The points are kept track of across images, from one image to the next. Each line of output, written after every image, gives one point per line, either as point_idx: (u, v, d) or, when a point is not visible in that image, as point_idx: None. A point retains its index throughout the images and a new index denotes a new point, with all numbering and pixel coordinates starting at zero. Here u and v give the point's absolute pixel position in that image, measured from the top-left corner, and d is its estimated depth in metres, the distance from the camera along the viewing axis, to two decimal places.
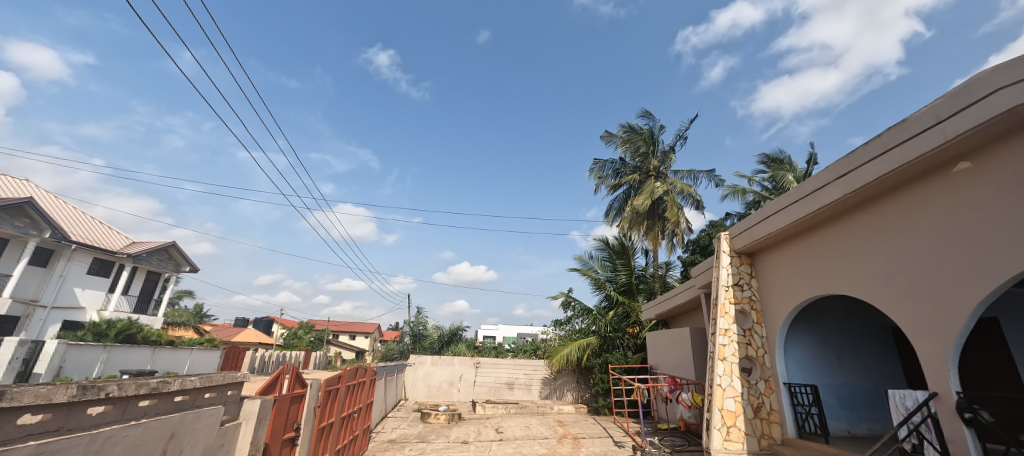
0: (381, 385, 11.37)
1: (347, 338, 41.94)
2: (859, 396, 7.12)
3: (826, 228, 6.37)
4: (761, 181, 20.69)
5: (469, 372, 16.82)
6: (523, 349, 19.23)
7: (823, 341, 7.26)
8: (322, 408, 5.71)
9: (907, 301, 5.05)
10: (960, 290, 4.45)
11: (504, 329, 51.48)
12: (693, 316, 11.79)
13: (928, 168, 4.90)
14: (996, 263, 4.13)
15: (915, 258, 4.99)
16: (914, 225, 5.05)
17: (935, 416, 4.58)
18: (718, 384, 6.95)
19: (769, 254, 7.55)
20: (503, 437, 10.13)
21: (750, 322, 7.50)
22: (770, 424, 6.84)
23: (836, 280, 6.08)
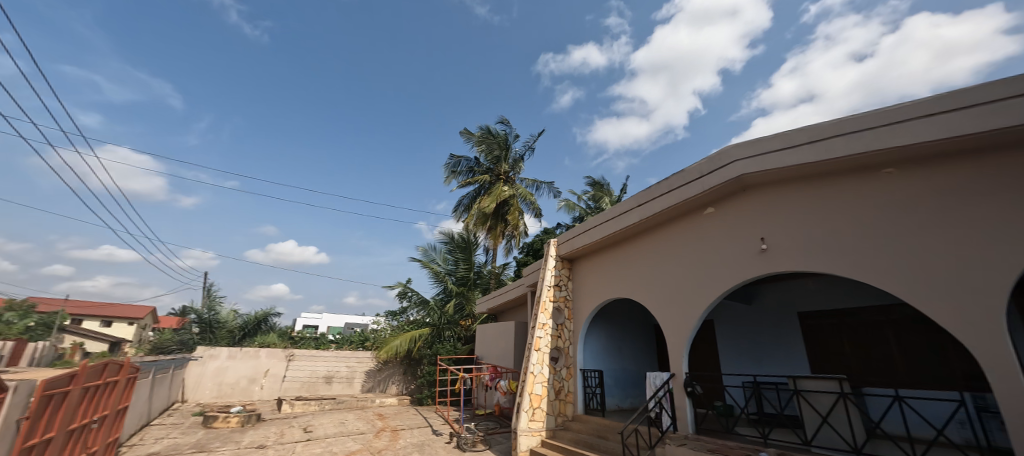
0: (144, 385, 8.80)
1: (94, 324, 31.08)
2: (629, 377, 9.11)
3: (624, 245, 7.95)
4: (585, 200, 24.48)
5: (278, 366, 14.60)
6: (347, 340, 17.75)
7: (611, 334, 9.06)
8: (31, 420, 4.06)
9: (667, 305, 6.73)
10: (697, 299, 6.21)
11: (329, 317, 46.76)
12: (519, 311, 13.03)
13: (690, 209, 6.66)
14: (718, 281, 5.93)
15: (675, 273, 6.72)
16: (677, 249, 6.78)
17: (671, 391, 6.22)
18: (531, 372, 7.88)
19: (583, 261, 8.97)
20: (311, 436, 9.17)
21: (562, 317, 8.74)
22: (566, 404, 8.11)
23: (626, 286, 7.66)
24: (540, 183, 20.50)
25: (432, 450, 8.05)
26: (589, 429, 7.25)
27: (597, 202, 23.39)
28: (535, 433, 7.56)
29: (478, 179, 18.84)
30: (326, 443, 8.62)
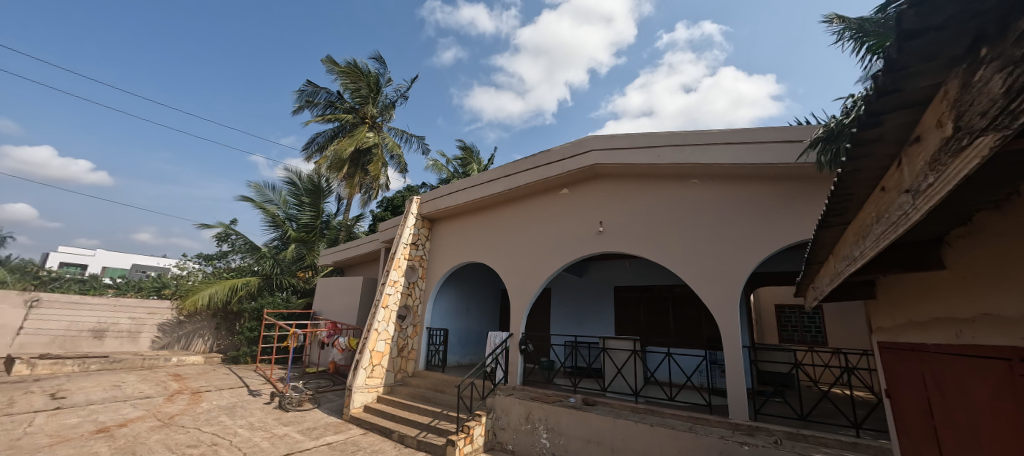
0: None
1: None
2: (472, 336, 9.66)
3: (486, 212, 8.16)
4: (455, 163, 24.29)
5: (8, 316, 10.47)
6: (131, 287, 13.85)
7: (460, 295, 9.37)
8: None
9: (515, 272, 7.26)
10: (542, 269, 6.85)
11: (105, 256, 35.80)
12: (369, 267, 12.28)
13: (549, 187, 7.21)
14: (561, 255, 6.66)
15: (527, 244, 7.25)
16: (532, 222, 7.31)
17: (507, 348, 6.83)
18: (375, 329, 7.59)
19: (444, 222, 8.89)
20: (59, 405, 6.99)
21: (415, 276, 8.58)
22: (408, 360, 8.13)
23: (481, 251, 7.94)
24: (409, 136, 19.30)
25: (244, 413, 7.08)
26: (428, 384, 7.45)
27: (465, 167, 23.45)
28: (372, 389, 7.39)
29: (338, 116, 16.58)
30: (84, 412, 6.69)
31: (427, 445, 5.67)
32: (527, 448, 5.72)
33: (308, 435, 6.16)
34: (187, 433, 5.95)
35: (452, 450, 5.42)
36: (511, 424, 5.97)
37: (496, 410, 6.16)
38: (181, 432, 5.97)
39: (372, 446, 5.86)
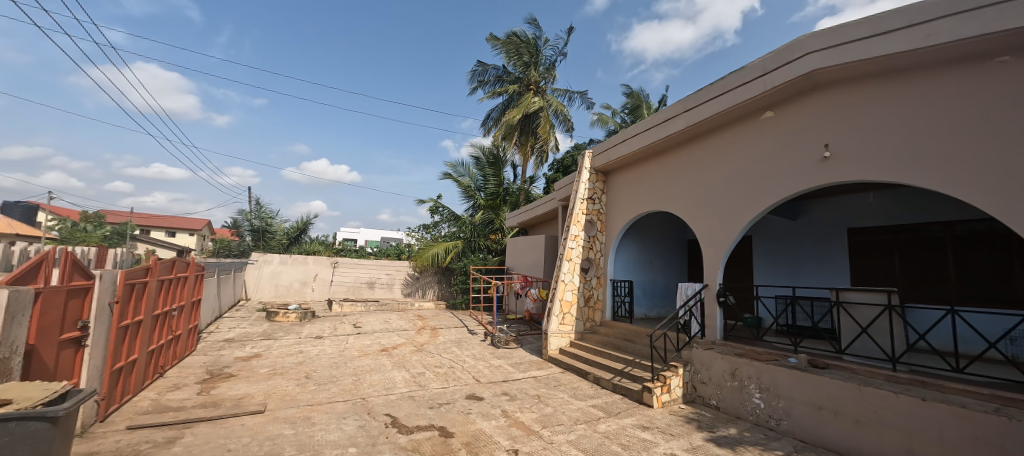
0: (212, 283, 9.82)
1: (163, 234, 34.45)
2: (658, 289, 9.26)
3: (665, 155, 7.46)
4: (621, 113, 22.98)
5: (325, 272, 15.92)
6: (384, 252, 18.68)
7: (642, 247, 9.04)
8: (122, 304, 4.60)
9: (705, 217, 6.49)
10: (740, 211, 5.88)
11: (367, 232, 49.41)
12: (549, 226, 13.09)
13: (746, 113, 6.00)
14: (765, 192, 5.56)
15: (719, 184, 6.31)
16: (724, 159, 6.30)
17: (702, 300, 6.27)
18: (562, 280, 8.13)
19: (619, 173, 8.59)
20: (361, 331, 10.22)
21: (594, 230, 8.69)
22: (595, 310, 8.45)
23: (662, 199, 7.38)
24: (572, 93, 19.16)
25: (469, 346, 8.81)
26: (616, 333, 7.61)
27: (633, 115, 21.90)
28: (565, 334, 8.07)
29: (506, 89, 17.70)
30: (374, 337, 9.61)
31: (623, 389, 5.86)
32: (735, 406, 5.23)
33: (517, 368, 7.23)
34: (434, 357, 7.83)
35: (649, 396, 5.44)
36: (713, 379, 5.55)
37: (693, 363, 5.82)
38: (431, 356, 7.90)
39: (571, 383, 6.44)
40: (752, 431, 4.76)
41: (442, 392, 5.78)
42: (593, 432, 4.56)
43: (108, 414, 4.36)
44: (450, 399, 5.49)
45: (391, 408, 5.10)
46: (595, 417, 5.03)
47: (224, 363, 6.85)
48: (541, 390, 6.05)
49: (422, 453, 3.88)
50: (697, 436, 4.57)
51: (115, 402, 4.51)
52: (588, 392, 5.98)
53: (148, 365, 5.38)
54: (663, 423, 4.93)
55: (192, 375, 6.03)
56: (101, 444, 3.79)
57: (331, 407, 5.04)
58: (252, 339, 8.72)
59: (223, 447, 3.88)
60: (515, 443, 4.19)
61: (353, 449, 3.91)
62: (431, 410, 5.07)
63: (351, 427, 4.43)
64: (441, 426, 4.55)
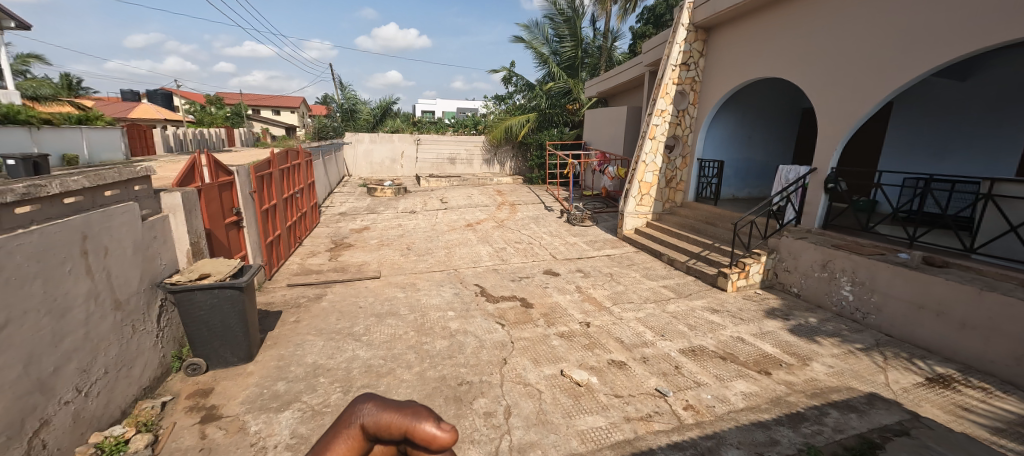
0: (320, 164, 11.15)
1: (271, 113, 38.37)
2: (753, 167, 8.35)
3: (793, 1, 5.78)
4: None
5: (410, 149, 16.92)
6: (461, 127, 18.89)
7: (741, 121, 7.88)
8: (258, 192, 5.57)
9: (831, 88, 5.28)
10: (883, 79, 4.64)
11: (444, 103, 49.45)
12: (633, 95, 11.77)
13: None
14: (928, 53, 4.22)
15: (862, 41, 4.89)
16: (879, 4, 4.71)
17: (805, 186, 5.58)
18: (643, 161, 7.70)
19: (726, 28, 7.00)
20: (447, 206, 11.26)
21: (685, 103, 7.66)
22: (676, 192, 8.07)
23: (777, 63, 6.03)
24: None
25: (546, 223, 9.31)
26: (698, 216, 7.35)
27: None
28: (641, 215, 8.04)
29: None
30: (459, 212, 10.55)
31: (697, 272, 5.95)
32: (819, 296, 5.08)
33: (592, 246, 7.60)
34: (515, 233, 8.50)
35: (724, 281, 5.49)
36: (799, 269, 5.32)
37: (780, 251, 5.55)
38: (511, 232, 8.59)
39: (644, 263, 6.67)
40: (832, 321, 4.70)
41: (522, 267, 6.46)
42: (661, 312, 4.89)
43: (272, 274, 5.75)
44: (529, 274, 6.14)
45: (479, 279, 5.91)
46: (665, 297, 5.32)
47: (344, 234, 8.26)
48: (614, 268, 6.41)
49: (507, 319, 4.60)
50: (770, 322, 4.65)
51: (274, 266, 5.89)
52: (661, 273, 6.20)
53: (289, 236, 6.74)
54: (735, 307, 5.05)
55: (322, 244, 7.46)
56: (275, 296, 5.12)
57: (430, 276, 5.99)
58: (360, 213, 10.18)
59: (356, 304, 5.00)
60: (587, 317, 4.71)
61: (452, 313, 4.77)
62: (513, 283, 5.79)
63: (448, 295, 5.31)
64: (522, 298, 5.24)
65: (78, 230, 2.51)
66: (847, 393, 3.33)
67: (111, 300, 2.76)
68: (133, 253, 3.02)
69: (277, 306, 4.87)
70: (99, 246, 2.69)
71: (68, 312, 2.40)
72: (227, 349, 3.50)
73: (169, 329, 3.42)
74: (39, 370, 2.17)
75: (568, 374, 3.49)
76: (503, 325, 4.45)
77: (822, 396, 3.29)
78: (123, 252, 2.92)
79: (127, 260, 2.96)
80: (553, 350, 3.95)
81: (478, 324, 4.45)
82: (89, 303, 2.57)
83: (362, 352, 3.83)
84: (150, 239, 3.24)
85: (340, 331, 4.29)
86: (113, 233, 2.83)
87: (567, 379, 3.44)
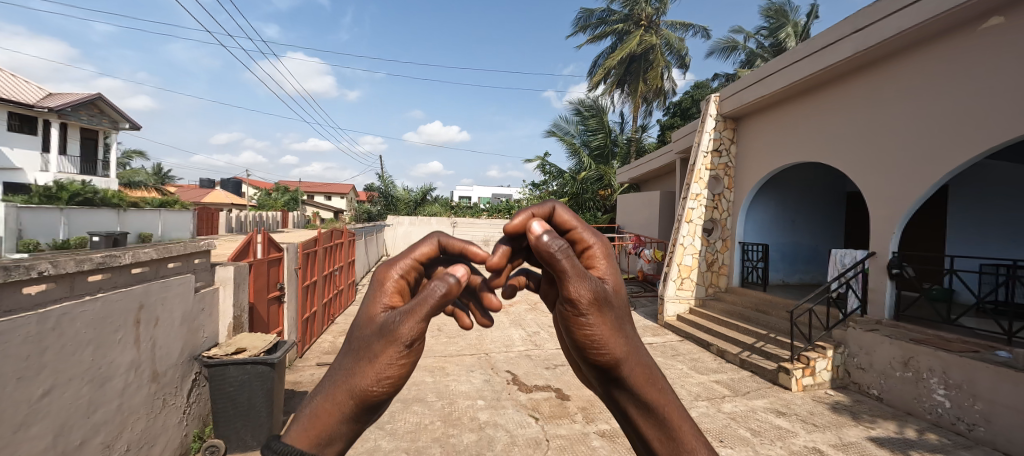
0: (361, 244, 11.73)
1: (323, 199, 41.96)
2: (801, 251, 7.94)
3: (821, 93, 6.01)
4: (756, 35, 19.17)
5: (447, 231, 17.58)
6: (496, 211, 19.67)
7: (782, 204, 7.70)
8: (303, 269, 5.82)
9: (878, 171, 5.14)
10: (934, 160, 4.50)
11: (480, 190, 52.50)
12: (665, 180, 12.01)
13: (955, 24, 4.37)
14: (976, 136, 4.11)
15: (902, 126, 4.89)
16: (913, 93, 4.79)
17: (865, 271, 5.16)
18: (681, 244, 7.54)
19: (756, 117, 7.27)
20: None
21: (720, 187, 7.69)
22: (719, 276, 7.68)
23: (815, 148, 6.05)
24: (692, 24, 16.55)
25: None
26: (745, 302, 6.87)
27: (774, 36, 18.10)
28: (684, 300, 7.60)
29: (613, 29, 16.06)
30: None
31: (753, 366, 5.34)
32: (906, 400, 4.33)
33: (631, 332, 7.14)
34: (548, 316, 8.19)
35: (786, 378, 4.86)
36: (875, 366, 4.65)
37: (848, 345, 4.94)
38: (545, 315, 8.28)
39: (690, 354, 6.12)
40: (931, 434, 3.91)
41: (557, 353, 6.08)
42: (717, 412, 4.31)
43: (303, 352, 5.71)
44: (564, 361, 5.74)
45: (511, 365, 5.57)
46: (718, 394, 4.73)
47: None
48: (658, 358, 5.88)
49: (541, 413, 4.20)
50: (851, 430, 3.94)
51: (306, 343, 5.87)
52: (712, 366, 5.61)
53: (324, 314, 6.83)
54: (804, 410, 4.37)
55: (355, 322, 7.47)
56: (303, 375, 5.01)
57: (461, 360, 5.74)
58: None
59: None
60: None
61: (482, 402, 4.43)
62: (547, 371, 5.40)
63: (478, 381, 5.01)
64: (558, 388, 4.83)
65: (137, 299, 2.67)
66: None
67: (150, 370, 2.78)
68: (180, 324, 3.13)
69: (305, 386, 4.75)
70: (150, 316, 2.80)
71: (108, 381, 2.42)
72: (247, 430, 3.34)
73: (196, 406, 3.36)
74: (66, 442, 2.12)
75: None
76: (537, 419, 4.06)
77: None
78: (171, 322, 3.02)
79: (173, 330, 3.05)
80: (594, 452, 3.49)
81: (510, 417, 4.08)
82: (130, 372, 2.60)
83: (384, 443, 3.54)
84: (198, 310, 3.37)
85: None
86: (166, 303, 2.97)
87: None
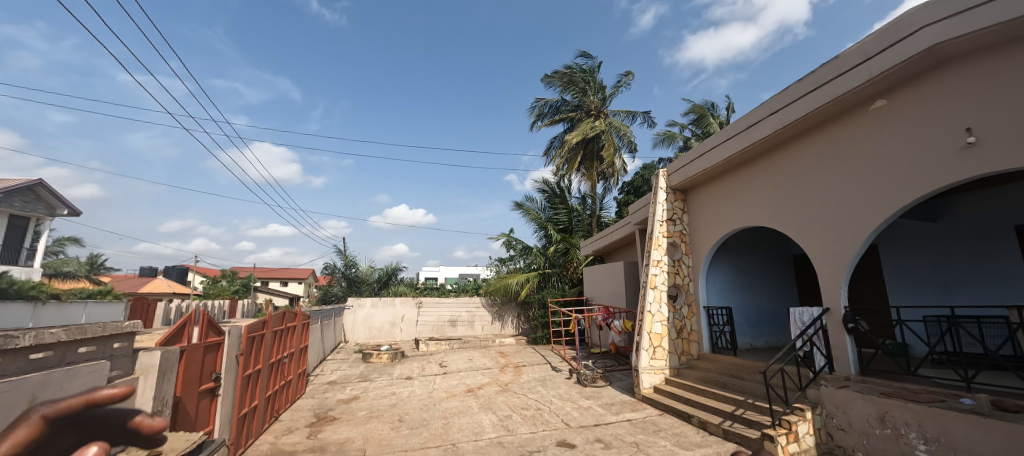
0: (316, 329, 10.85)
1: (278, 285, 39.47)
2: (762, 313, 8.17)
3: (754, 165, 6.73)
4: (688, 126, 21.90)
5: (411, 312, 16.77)
6: (464, 289, 19.23)
7: (737, 267, 8.09)
8: (245, 356, 5.20)
9: (816, 230, 5.59)
10: (859, 220, 5.01)
11: (447, 270, 51.87)
12: (627, 251, 12.44)
13: (849, 107, 5.22)
14: (891, 194, 4.67)
15: (827, 190, 5.48)
16: (830, 162, 5.47)
17: (824, 327, 5.31)
18: (649, 311, 7.55)
19: (701, 190, 7.94)
20: (447, 370, 10.42)
21: (679, 253, 8.03)
22: (689, 343, 7.63)
23: (758, 213, 6.58)
24: (637, 113, 18.65)
25: (554, 385, 8.46)
26: (719, 368, 6.77)
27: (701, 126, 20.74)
28: (658, 371, 7.39)
29: (565, 117, 18.02)
30: (460, 376, 9.70)
31: (737, 436, 5.07)
32: None
33: (609, 409, 6.70)
34: (520, 397, 7.62)
35: (772, 446, 4.62)
36: (854, 426, 4.55)
37: (825, 405, 4.86)
38: (516, 396, 7.69)
39: (673, 429, 5.76)
40: None
41: (531, 438, 5.53)
42: None
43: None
44: (540, 446, 5.21)
45: None
46: None
47: (329, 406, 7.37)
48: (639, 436, 5.47)
49: None
50: None
51: (239, 446, 5.01)
52: (696, 440, 5.27)
53: (266, 410, 5.96)
54: None
55: (303, 419, 6.55)
56: None
57: (424, 454, 5.06)
58: (352, 381, 9.33)
59: None
60: None
61: None
62: None
63: None
64: None
65: (30, 391, 2.23)
66: None
67: None
68: None
69: None
70: None
71: None
72: None
73: None
74: None
75: None
76: None
77: None
78: None
79: None
80: None
81: None
82: None
83: None
84: None
85: None
86: (67, 396, 2.48)
87: None
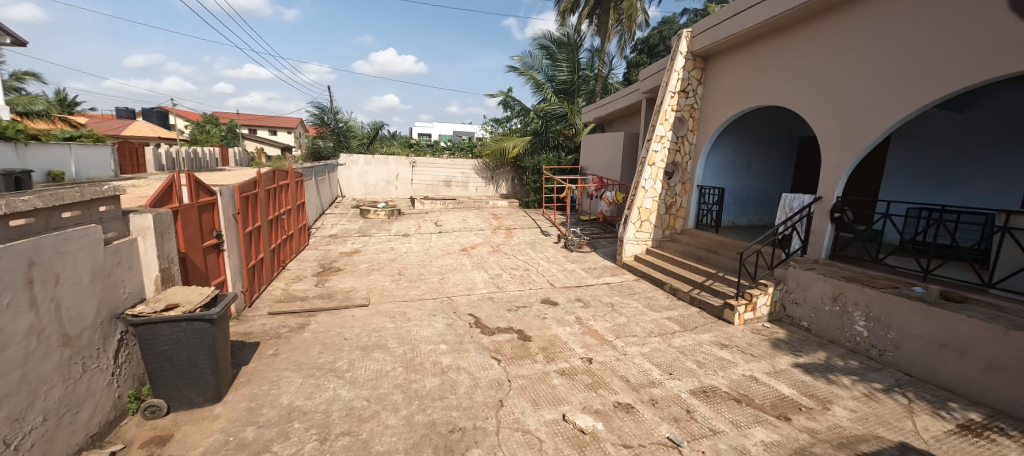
0: (312, 185, 10.92)
1: (266, 134, 38.20)
2: (753, 194, 8.28)
3: (791, 32, 5.79)
4: None
5: (405, 171, 16.76)
6: (458, 149, 18.88)
7: (740, 147, 7.84)
8: (242, 214, 5.27)
9: (835, 116, 5.17)
10: (886, 107, 4.57)
11: (440, 127, 50.31)
12: (630, 120, 11.82)
13: None
14: (931, 84, 4.15)
15: (863, 71, 4.85)
16: (880, 36, 4.67)
17: (810, 215, 5.44)
18: (643, 187, 7.58)
19: (725, 57, 7.01)
20: (442, 229, 11.02)
21: (684, 129, 7.63)
22: (676, 218, 7.92)
23: (779, 92, 5.97)
24: None
25: (542, 248, 9.09)
26: (699, 243, 7.20)
27: None
28: (642, 242, 7.84)
29: None
30: (454, 235, 10.31)
31: (702, 303, 5.70)
32: (831, 331, 4.82)
33: (590, 273, 7.35)
34: (510, 258, 8.24)
35: (731, 313, 5.24)
36: (808, 301, 5.08)
37: (788, 282, 5.32)
38: (507, 257, 8.31)
39: (645, 292, 6.43)
40: (845, 358, 4.43)
41: (519, 295, 6.17)
42: (667, 347, 4.59)
43: (252, 301, 5.39)
44: (526, 303, 5.85)
45: (473, 308, 5.59)
46: (669, 330, 5.04)
47: (333, 257, 7.93)
48: (615, 297, 6.13)
49: (503, 354, 4.26)
50: (783, 359, 4.37)
51: (254, 292, 5.53)
52: (664, 303, 5.94)
53: (273, 261, 6.40)
54: (743, 342, 4.77)
55: (310, 268, 7.13)
56: (253, 326, 4.74)
57: (422, 304, 5.69)
58: (352, 235, 9.89)
59: (340, 335, 4.64)
60: (589, 352, 4.39)
61: (443, 346, 4.42)
62: (510, 312, 5.48)
63: (441, 325, 4.99)
64: (519, 329, 4.92)
65: (25, 256, 2.23)
66: (877, 443, 3.02)
67: (57, 335, 2.42)
68: (91, 281, 2.71)
69: (255, 336, 4.51)
70: (48, 274, 2.38)
71: (3, 351, 2.09)
72: (191, 388, 3.13)
73: (127, 366, 3.05)
74: None
75: (571, 420, 3.14)
76: (499, 361, 4.12)
77: (850, 447, 2.97)
78: (78, 280, 2.61)
79: (83, 288, 2.64)
80: (554, 390, 3.60)
81: (472, 360, 4.10)
82: (30, 339, 2.25)
83: (343, 392, 3.46)
84: (113, 265, 2.93)
85: (322, 366, 3.92)
86: (67, 259, 2.53)
87: (570, 426, 3.09)
